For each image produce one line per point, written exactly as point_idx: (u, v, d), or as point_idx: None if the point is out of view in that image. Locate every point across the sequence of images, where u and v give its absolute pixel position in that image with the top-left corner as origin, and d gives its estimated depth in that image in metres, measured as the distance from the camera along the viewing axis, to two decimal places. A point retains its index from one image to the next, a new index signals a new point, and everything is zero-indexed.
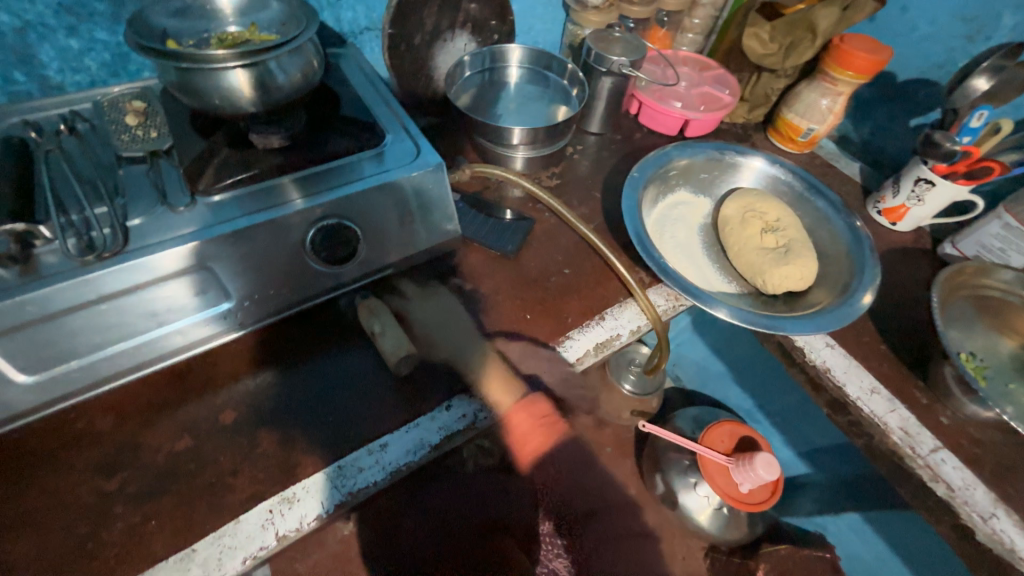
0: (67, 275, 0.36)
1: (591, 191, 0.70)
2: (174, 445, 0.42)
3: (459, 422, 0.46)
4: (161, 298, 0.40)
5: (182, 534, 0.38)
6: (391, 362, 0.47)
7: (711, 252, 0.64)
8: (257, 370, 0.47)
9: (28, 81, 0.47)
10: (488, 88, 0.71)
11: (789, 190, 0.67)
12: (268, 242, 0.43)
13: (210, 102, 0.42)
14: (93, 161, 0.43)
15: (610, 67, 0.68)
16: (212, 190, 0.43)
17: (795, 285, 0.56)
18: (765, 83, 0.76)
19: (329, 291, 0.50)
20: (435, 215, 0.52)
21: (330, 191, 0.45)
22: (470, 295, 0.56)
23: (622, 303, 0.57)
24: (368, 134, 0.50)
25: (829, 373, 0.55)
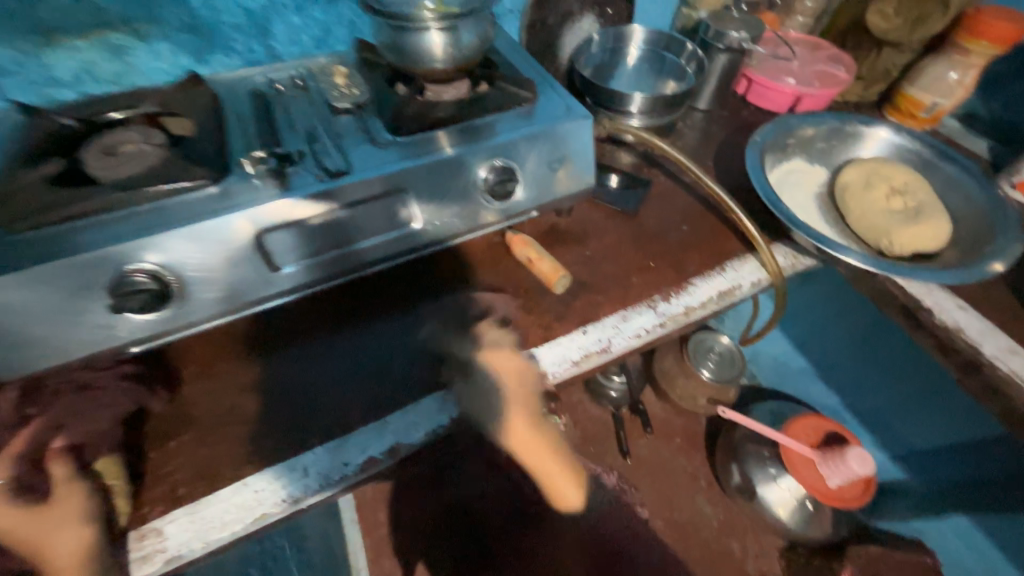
0: (311, 189, 0.46)
1: (702, 159, 0.73)
2: (365, 341, 0.52)
3: (596, 345, 0.53)
4: (370, 215, 0.49)
5: (378, 407, 0.47)
6: (550, 282, 0.55)
7: (830, 217, 0.65)
8: (426, 292, 0.56)
9: (261, 51, 0.60)
10: (608, 67, 0.78)
11: (915, 158, 0.67)
12: (451, 176, 0.51)
13: (409, 59, 0.52)
14: (314, 108, 0.54)
15: (728, 43, 0.73)
16: (408, 130, 0.51)
17: (925, 244, 0.57)
18: (886, 59, 0.76)
19: (487, 228, 0.57)
20: (578, 166, 0.58)
21: (501, 136, 0.53)
22: (596, 244, 0.62)
23: (742, 257, 0.61)
24: (525, 91, 0.56)
25: (961, 333, 0.55)
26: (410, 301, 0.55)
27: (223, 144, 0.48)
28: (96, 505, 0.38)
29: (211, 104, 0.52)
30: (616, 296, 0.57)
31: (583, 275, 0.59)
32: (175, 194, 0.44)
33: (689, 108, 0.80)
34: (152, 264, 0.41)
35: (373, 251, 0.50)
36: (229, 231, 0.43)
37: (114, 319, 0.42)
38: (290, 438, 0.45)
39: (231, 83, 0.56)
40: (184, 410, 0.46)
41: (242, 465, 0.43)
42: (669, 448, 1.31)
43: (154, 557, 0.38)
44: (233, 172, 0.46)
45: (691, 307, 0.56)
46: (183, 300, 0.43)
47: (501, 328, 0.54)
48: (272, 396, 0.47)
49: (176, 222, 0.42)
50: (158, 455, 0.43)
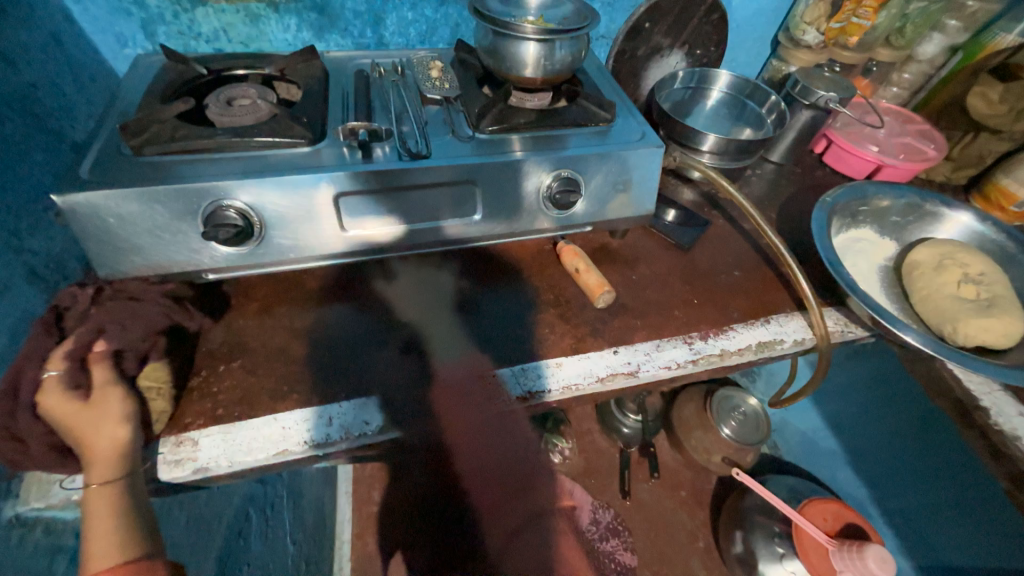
0: (390, 162, 0.49)
1: (766, 209, 0.73)
2: (404, 315, 0.55)
3: (624, 366, 0.53)
4: (435, 199, 0.52)
5: (401, 378, 0.49)
6: (592, 293, 0.56)
7: (892, 293, 0.63)
8: (468, 284, 0.58)
9: (371, 37, 0.66)
10: (688, 103, 0.78)
11: (997, 249, 0.63)
12: (520, 176, 0.53)
13: (503, 63, 0.55)
14: (407, 95, 0.58)
15: (813, 100, 0.72)
16: (487, 129, 0.54)
17: (995, 340, 0.53)
18: (980, 144, 0.73)
19: (539, 233, 0.59)
20: (640, 193, 0.59)
21: (573, 150, 0.55)
22: (640, 270, 0.63)
23: (789, 314, 0.60)
24: (604, 111, 0.58)
25: (1016, 441, 0.51)
26: (453, 287, 0.58)
27: (324, 112, 0.53)
28: (134, 408, 0.42)
29: (321, 76, 0.57)
30: (653, 325, 0.57)
31: (623, 297, 0.60)
32: (275, 148, 0.49)
33: (762, 159, 0.80)
34: (242, 204, 0.46)
35: (432, 232, 0.54)
36: (313, 188, 0.47)
37: (201, 246, 0.47)
38: (323, 386, 0.48)
39: (341, 60, 0.63)
40: (236, 341, 0.51)
41: (282, 398, 0.47)
42: (674, 498, 1.27)
43: (186, 464, 0.42)
44: (326, 139, 0.51)
45: (727, 351, 0.55)
46: (259, 241, 0.48)
47: (537, 331, 0.55)
48: (314, 346, 0.51)
49: (271, 171, 0.47)
50: (208, 374, 0.48)
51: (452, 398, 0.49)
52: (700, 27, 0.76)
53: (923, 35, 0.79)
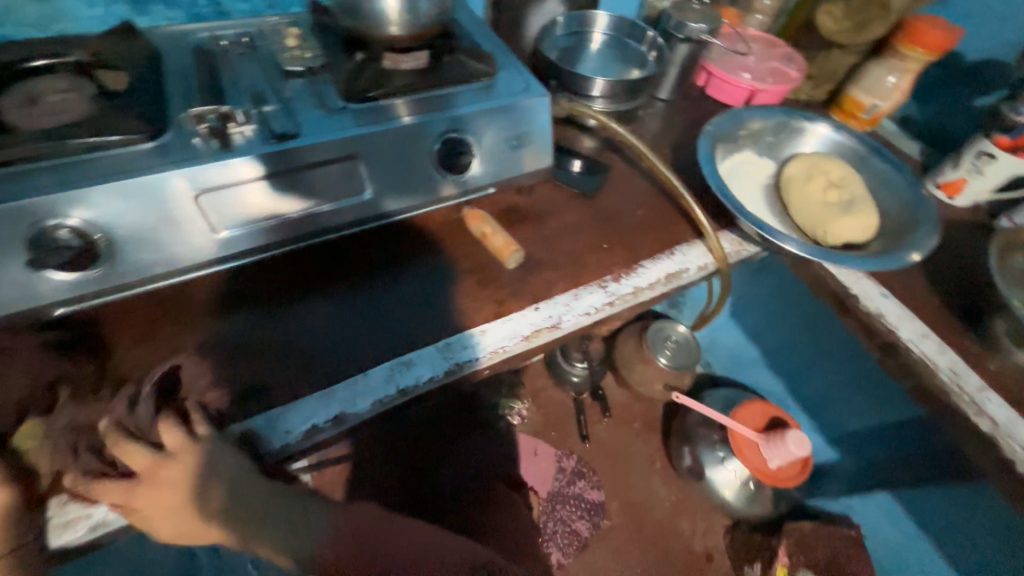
0: (253, 150, 0.44)
1: (661, 147, 0.75)
2: (308, 312, 0.50)
3: (547, 320, 0.54)
4: (316, 182, 0.48)
5: (319, 377, 0.47)
6: (500, 254, 0.56)
7: (775, 208, 0.68)
8: (375, 266, 0.55)
9: (206, 6, 0.57)
10: (573, 49, 0.77)
11: (851, 154, 0.71)
12: (405, 145, 0.50)
13: (362, 23, 0.50)
14: (262, 71, 0.51)
15: (687, 34, 0.74)
16: (361, 97, 0.50)
17: (855, 236, 0.61)
18: (835, 60, 0.80)
19: (439, 201, 0.57)
20: (534, 145, 0.59)
21: (458, 109, 0.52)
22: (551, 225, 0.63)
23: (690, 242, 0.63)
24: (483, 65, 0.56)
25: (881, 318, 0.60)
26: (359, 271, 0.54)
27: (161, 101, 0.46)
28: (19, 467, 0.38)
29: (151, 58, 0.49)
30: (568, 276, 0.58)
31: (535, 253, 0.60)
32: (106, 149, 0.42)
33: (652, 97, 0.82)
34: (78, 221, 0.39)
35: (324, 218, 0.50)
36: (164, 190, 0.41)
37: (34, 278, 0.40)
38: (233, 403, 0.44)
39: (173, 36, 0.54)
40: (113, 377, 0.44)
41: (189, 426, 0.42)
42: (627, 431, 1.36)
43: (79, 523, 0.39)
44: (169, 130, 0.44)
45: (640, 287, 0.58)
46: (112, 263, 0.42)
47: (456, 302, 0.54)
48: (215, 363, 0.46)
49: (106, 176, 0.40)
50: (88, 420, 0.42)
51: (380, 387, 0.47)
52: None
53: None
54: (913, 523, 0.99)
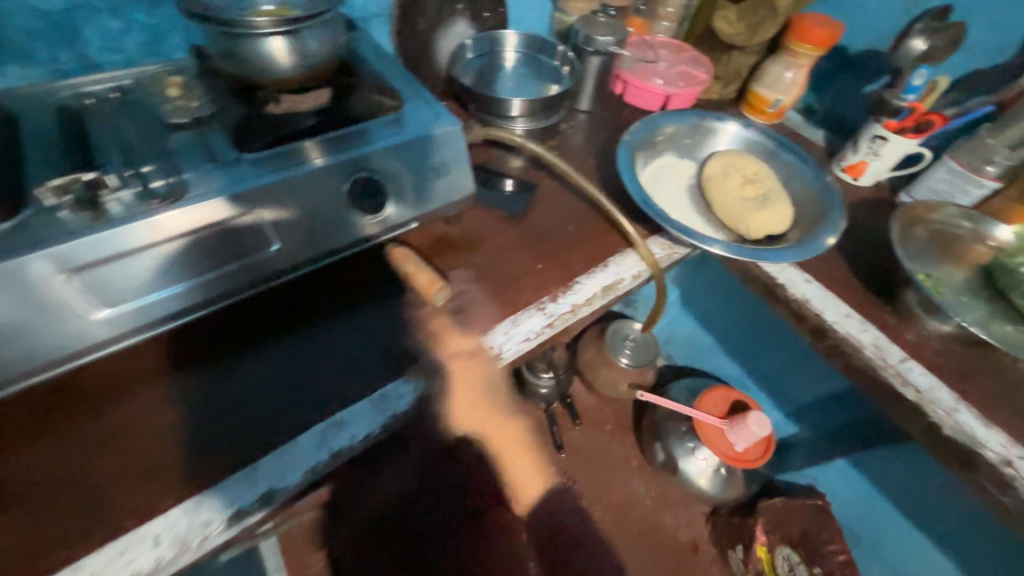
0: (145, 213, 0.40)
1: (586, 160, 0.76)
2: (228, 382, 0.47)
3: (486, 353, 0.52)
4: (215, 242, 0.44)
5: (242, 451, 0.43)
6: (428, 296, 0.52)
7: (699, 208, 0.71)
8: (299, 322, 0.52)
9: (73, 61, 0.52)
10: (487, 70, 0.77)
11: (761, 149, 0.74)
12: (310, 191, 0.47)
13: (250, 68, 0.48)
14: (141, 127, 0.47)
15: (597, 47, 0.76)
16: (257, 146, 0.47)
17: (773, 228, 0.64)
18: (736, 61, 0.84)
19: (362, 243, 0.53)
20: (453, 173, 0.57)
21: (365, 148, 0.50)
22: (482, 252, 0.61)
23: (622, 252, 0.64)
24: (389, 99, 0.55)
25: (808, 304, 0.62)
26: (281, 329, 0.51)
27: (19, 173, 0.41)
28: None
29: (5, 125, 0.44)
30: (504, 303, 0.57)
31: (468, 283, 0.58)
32: None
33: (573, 110, 0.83)
34: None
35: (237, 274, 0.46)
36: (26, 275, 0.37)
37: None
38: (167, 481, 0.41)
39: (32, 96, 0.48)
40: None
41: (121, 512, 0.39)
42: (600, 435, 1.35)
43: None
44: (29, 207, 0.39)
45: (577, 305, 0.58)
46: None
47: (388, 348, 0.52)
48: (146, 439, 0.43)
49: None
50: None
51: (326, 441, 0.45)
52: None
53: None
54: (870, 484, 1.04)
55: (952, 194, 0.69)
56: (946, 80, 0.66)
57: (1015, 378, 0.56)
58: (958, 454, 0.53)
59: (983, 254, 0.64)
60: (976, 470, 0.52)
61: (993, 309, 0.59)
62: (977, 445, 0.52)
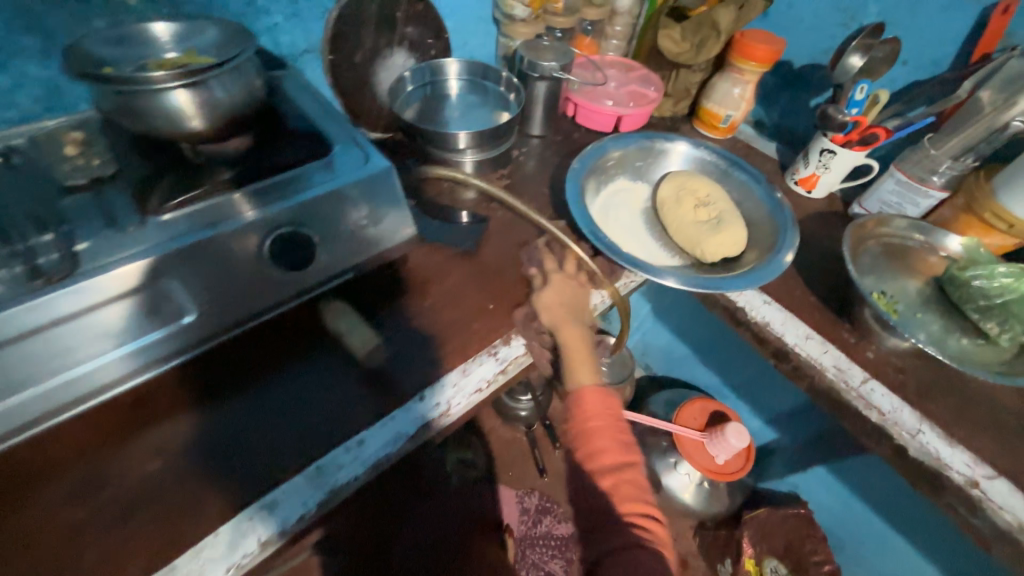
0: (91, 272, 0.38)
1: (539, 187, 0.73)
2: (145, 466, 0.42)
3: (434, 410, 0.49)
4: (116, 318, 0.41)
5: (156, 550, 0.38)
6: (362, 354, 0.51)
7: (655, 231, 0.69)
8: (229, 390, 0.47)
9: None
10: (431, 101, 0.74)
11: (714, 169, 0.74)
12: (225, 253, 0.44)
13: (153, 124, 0.44)
14: (34, 193, 0.43)
15: (542, 72, 0.74)
16: (163, 208, 0.43)
17: (728, 251, 0.62)
18: (684, 78, 0.84)
19: (293, 299, 0.51)
20: (389, 218, 0.54)
21: (290, 200, 0.46)
22: (430, 294, 0.58)
23: (579, 284, 0.61)
24: (317, 146, 0.52)
25: (768, 327, 0.61)
26: (209, 399, 0.46)
27: None
28: None
29: None
30: (451, 351, 0.53)
31: (412, 331, 0.54)
32: None
33: (525, 136, 0.81)
34: None
35: (144, 351, 0.43)
36: None
37: None
38: (201, 513, 0.40)
39: None
40: None
41: (157, 546, 0.38)
42: None
43: None
44: None
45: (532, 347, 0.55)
46: None
47: (327, 413, 0.47)
48: (44, 546, 0.37)
49: None
50: None
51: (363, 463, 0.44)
52: (411, 22, 0.71)
53: None
54: (850, 490, 1.03)
55: (902, 205, 0.68)
56: (887, 93, 0.66)
57: (972, 391, 0.56)
58: (925, 477, 0.52)
59: (934, 264, 0.64)
60: (944, 493, 0.51)
61: (946, 322, 0.59)
62: (943, 467, 0.51)
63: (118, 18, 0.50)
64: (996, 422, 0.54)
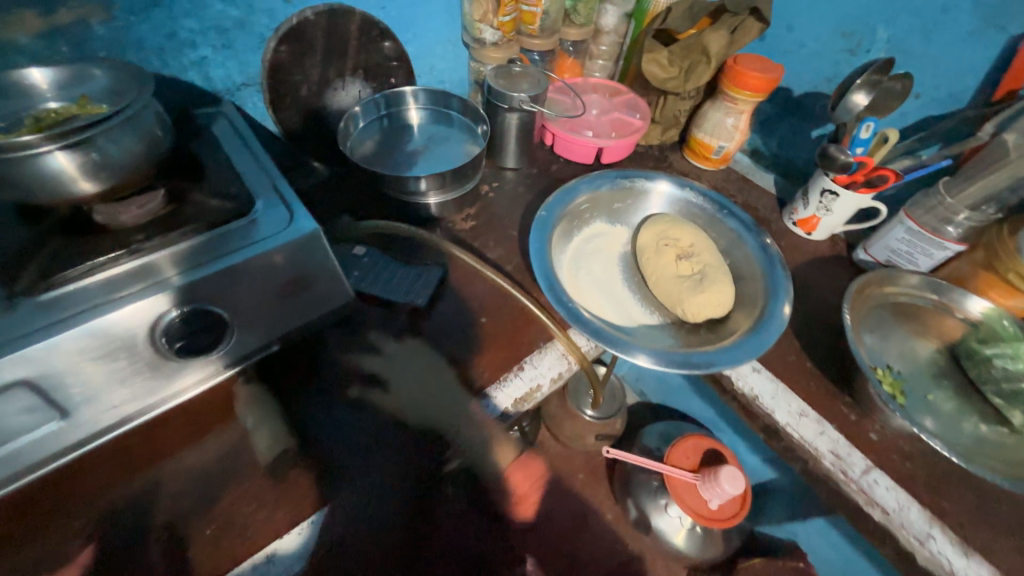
0: (16, 344, 0.34)
1: (507, 229, 0.66)
2: (93, 537, 0.37)
3: (360, 514, 0.42)
4: (6, 411, 0.34)
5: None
6: (265, 461, 0.43)
7: (633, 283, 0.61)
8: (193, 445, 0.43)
9: None
10: (388, 135, 0.68)
11: (702, 213, 0.67)
12: (127, 333, 0.38)
13: (32, 191, 0.37)
14: None
15: (511, 104, 0.66)
16: (57, 283, 0.37)
17: (713, 313, 0.55)
18: (672, 106, 0.76)
19: (222, 371, 0.44)
20: (321, 282, 0.48)
21: (216, 262, 0.41)
22: (372, 361, 0.51)
23: (543, 348, 0.54)
24: (229, 202, 0.45)
25: (756, 401, 0.53)
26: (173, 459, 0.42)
27: None
28: None
29: None
30: (389, 434, 0.46)
31: (345, 412, 0.47)
32: None
33: (498, 168, 0.74)
34: None
35: (5, 462, 0.36)
36: None
37: None
38: (256, 532, 0.40)
39: None
40: None
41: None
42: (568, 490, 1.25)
43: None
44: None
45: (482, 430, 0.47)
46: None
47: (269, 493, 0.41)
48: None
49: None
50: None
51: (379, 497, 0.43)
52: (366, 49, 0.64)
53: (598, 8, 0.78)
54: (852, 546, 0.95)
55: (914, 255, 0.60)
56: (896, 132, 0.59)
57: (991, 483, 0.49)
58: None
59: (948, 330, 0.56)
60: None
61: (960, 401, 0.52)
62: None
63: (9, 59, 0.44)
64: (1020, 525, 0.46)
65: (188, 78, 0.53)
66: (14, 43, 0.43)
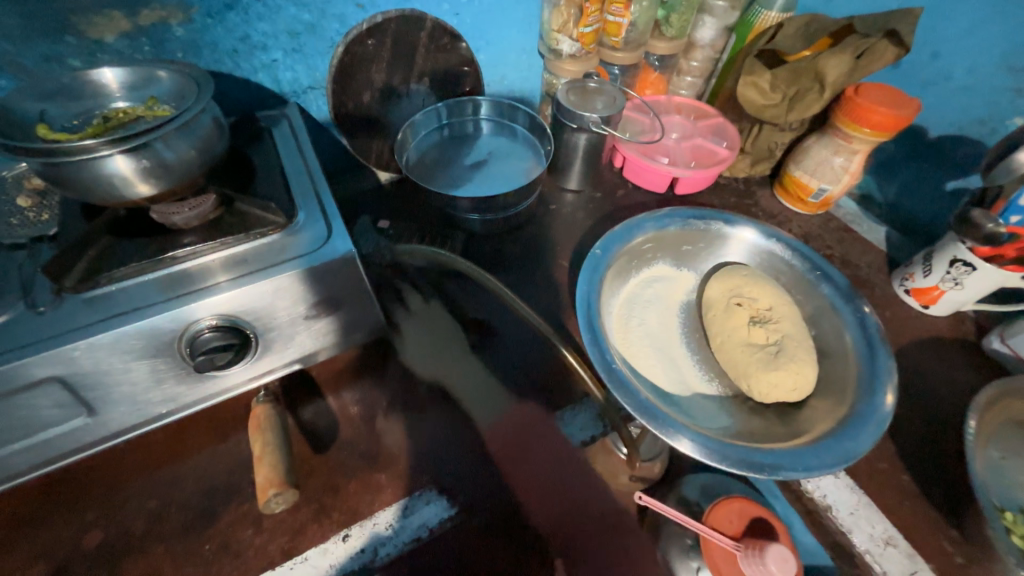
0: (52, 343, 0.35)
1: (557, 258, 0.61)
2: (101, 534, 0.39)
3: (353, 560, 0.38)
4: (42, 404, 0.36)
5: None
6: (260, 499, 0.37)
7: (692, 341, 0.53)
8: (203, 453, 0.43)
9: None
10: (447, 147, 0.66)
11: (789, 269, 0.57)
12: (162, 340, 0.38)
13: (91, 193, 0.38)
14: None
15: (581, 123, 0.59)
16: (106, 280, 0.38)
17: (787, 395, 0.46)
18: (766, 137, 0.66)
19: (248, 381, 0.43)
20: (353, 304, 0.45)
21: (251, 276, 0.40)
22: (392, 389, 0.48)
23: (577, 405, 0.48)
24: (272, 213, 0.43)
25: (828, 512, 0.44)
26: (185, 463, 0.43)
27: None
28: None
29: None
30: (394, 474, 0.43)
31: (359, 439, 0.45)
32: None
33: (557, 189, 0.68)
34: None
35: (37, 449, 0.37)
36: None
37: None
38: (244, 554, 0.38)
39: None
40: None
41: None
42: None
43: None
44: None
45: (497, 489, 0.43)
46: None
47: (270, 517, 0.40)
48: None
49: None
50: None
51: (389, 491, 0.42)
52: (434, 57, 0.62)
53: (694, 20, 0.70)
54: None
55: None
56: None
57: None
58: None
59: None
60: None
61: None
62: None
63: (96, 56, 0.46)
64: None
65: (258, 79, 0.54)
66: (101, 41, 0.45)
